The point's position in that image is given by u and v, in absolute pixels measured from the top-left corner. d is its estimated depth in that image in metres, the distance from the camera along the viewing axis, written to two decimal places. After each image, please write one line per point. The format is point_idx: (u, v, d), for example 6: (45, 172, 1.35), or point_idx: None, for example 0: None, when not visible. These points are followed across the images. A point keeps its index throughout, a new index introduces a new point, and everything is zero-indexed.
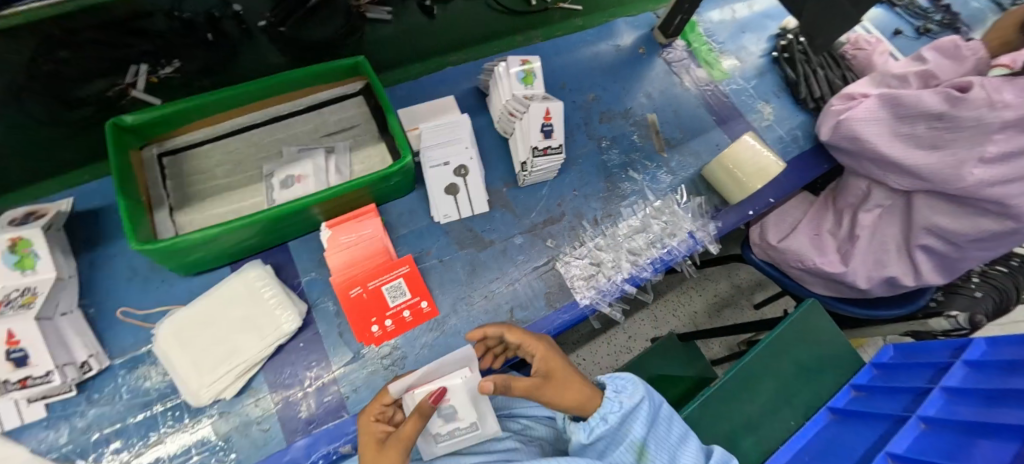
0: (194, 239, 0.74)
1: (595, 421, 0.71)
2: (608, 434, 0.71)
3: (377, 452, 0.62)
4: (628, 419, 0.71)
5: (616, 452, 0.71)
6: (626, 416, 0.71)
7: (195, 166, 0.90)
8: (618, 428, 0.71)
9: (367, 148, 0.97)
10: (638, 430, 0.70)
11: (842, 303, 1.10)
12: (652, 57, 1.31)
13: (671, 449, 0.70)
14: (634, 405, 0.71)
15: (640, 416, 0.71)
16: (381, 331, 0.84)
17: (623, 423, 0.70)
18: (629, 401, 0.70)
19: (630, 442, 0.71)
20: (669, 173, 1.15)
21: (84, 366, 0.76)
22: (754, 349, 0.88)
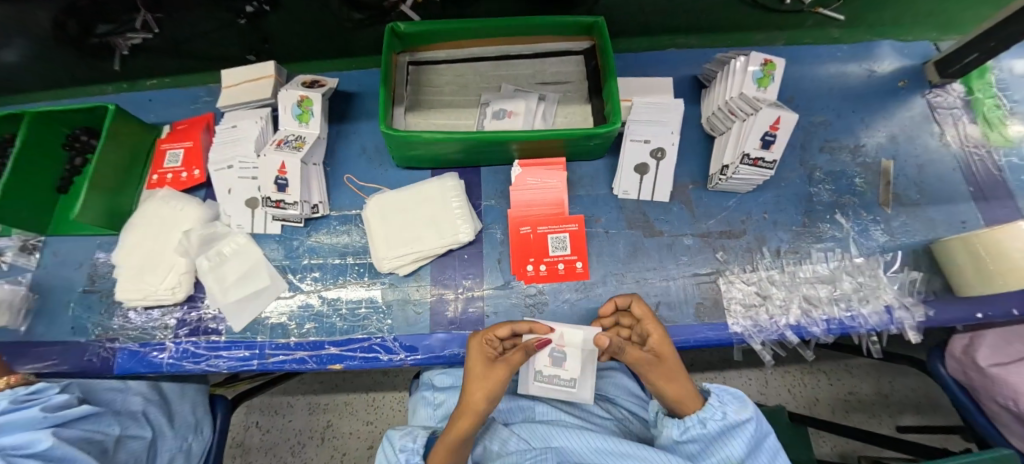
0: (420, 137, 0.87)
1: (691, 424, 0.66)
2: (701, 442, 0.66)
3: (485, 371, 0.71)
4: (727, 435, 0.65)
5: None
6: (726, 430, 0.65)
7: (431, 79, 1.04)
8: (712, 440, 0.66)
9: (574, 105, 1.00)
10: (738, 450, 0.64)
11: None
12: (913, 94, 1.10)
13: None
14: (738, 422, 0.65)
15: (738, 436, 0.64)
16: (534, 273, 0.89)
17: (718, 430, 0.65)
18: (731, 406, 0.65)
19: (725, 460, 0.65)
20: (886, 232, 0.98)
21: (315, 208, 0.95)
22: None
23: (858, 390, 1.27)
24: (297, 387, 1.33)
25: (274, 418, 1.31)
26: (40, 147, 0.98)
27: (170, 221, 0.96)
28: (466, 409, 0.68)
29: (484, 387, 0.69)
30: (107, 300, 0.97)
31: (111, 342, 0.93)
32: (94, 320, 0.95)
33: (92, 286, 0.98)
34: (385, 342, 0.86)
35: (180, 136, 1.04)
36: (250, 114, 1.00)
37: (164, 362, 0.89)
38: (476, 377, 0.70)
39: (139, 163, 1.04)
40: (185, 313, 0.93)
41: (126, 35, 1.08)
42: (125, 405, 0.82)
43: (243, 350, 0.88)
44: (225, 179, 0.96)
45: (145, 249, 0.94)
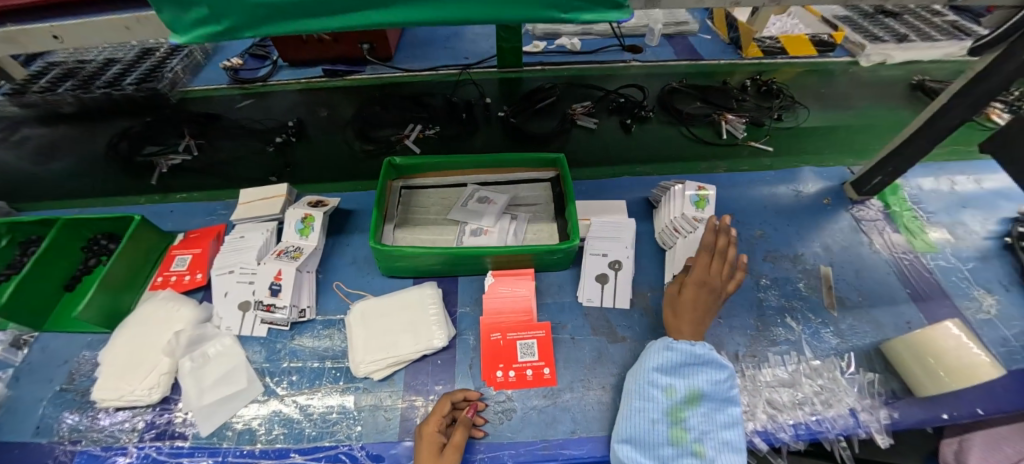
0: (404, 252, 0.99)
1: (683, 344, 0.82)
2: (678, 362, 0.81)
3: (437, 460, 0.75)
4: (702, 368, 0.81)
5: (672, 380, 0.81)
6: (700, 363, 0.81)
7: (419, 201, 1.20)
8: (688, 364, 0.81)
9: (542, 223, 1.15)
10: (701, 382, 0.80)
11: None
12: (838, 210, 1.26)
13: (713, 422, 0.77)
14: (715, 367, 0.81)
15: (706, 370, 0.80)
16: (503, 379, 0.93)
17: (697, 365, 0.80)
18: (719, 362, 0.81)
19: (689, 382, 0.80)
20: (837, 334, 1.04)
21: (302, 311, 1.03)
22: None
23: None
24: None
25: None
26: (62, 251, 1.12)
27: (165, 320, 1.03)
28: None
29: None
30: (81, 399, 0.97)
31: (73, 445, 0.90)
32: (59, 421, 0.94)
33: (70, 385, 0.99)
34: (352, 451, 0.86)
35: (192, 243, 1.17)
36: (258, 227, 1.15)
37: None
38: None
39: (148, 265, 1.15)
40: (155, 415, 0.93)
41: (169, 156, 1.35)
42: None
43: (206, 459, 0.87)
44: (223, 283, 1.06)
45: (133, 349, 0.99)
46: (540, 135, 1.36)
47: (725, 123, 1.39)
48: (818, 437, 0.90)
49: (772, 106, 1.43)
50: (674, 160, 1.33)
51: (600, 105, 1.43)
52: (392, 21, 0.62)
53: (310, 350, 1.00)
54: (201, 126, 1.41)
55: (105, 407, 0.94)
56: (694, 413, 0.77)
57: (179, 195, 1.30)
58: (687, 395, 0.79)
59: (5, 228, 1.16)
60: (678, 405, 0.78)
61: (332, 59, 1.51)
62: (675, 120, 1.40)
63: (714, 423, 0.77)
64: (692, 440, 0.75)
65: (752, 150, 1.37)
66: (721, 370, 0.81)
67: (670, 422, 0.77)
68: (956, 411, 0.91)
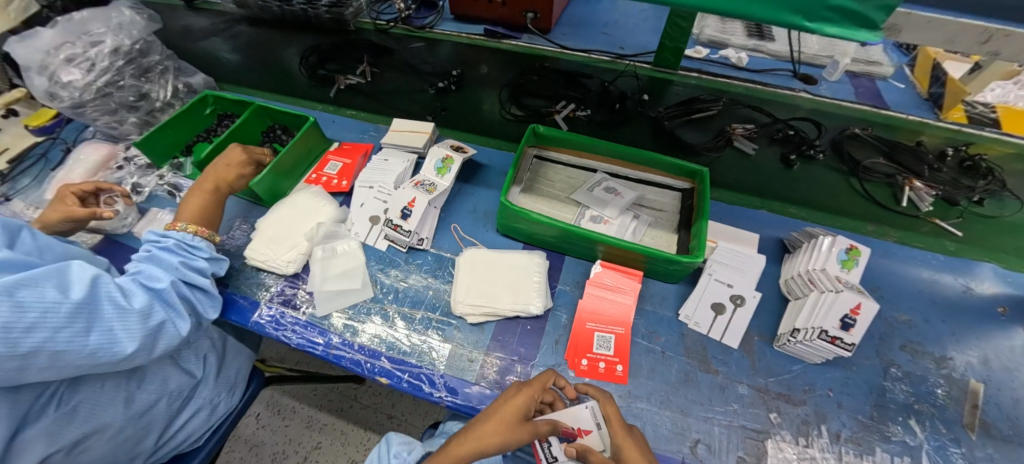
0: (527, 214, 1.02)
1: None
2: None
3: (515, 421, 0.74)
4: None
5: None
6: None
7: (548, 174, 1.23)
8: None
9: (662, 231, 1.11)
10: None
11: None
12: (1013, 324, 1.06)
13: None
14: None
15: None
16: (587, 368, 0.93)
17: None
18: None
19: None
20: (969, 459, 0.89)
21: (421, 241, 1.12)
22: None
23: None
24: (308, 395, 1.47)
25: (274, 417, 1.43)
26: (248, 130, 1.32)
27: (311, 212, 1.18)
28: (496, 419, 0.75)
29: (501, 430, 0.73)
30: (235, 252, 1.15)
31: (222, 286, 1.08)
32: None
33: (228, 239, 1.18)
34: (432, 376, 0.94)
35: (345, 154, 1.32)
36: (401, 155, 1.27)
37: (252, 321, 1.02)
38: (501, 413, 0.75)
39: (307, 161, 1.33)
40: (284, 286, 1.08)
41: (347, 76, 1.55)
42: (199, 339, 0.99)
43: (316, 335, 1.00)
44: (363, 196, 1.19)
45: (281, 227, 1.15)
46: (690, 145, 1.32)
47: (908, 190, 1.21)
48: None
49: (976, 187, 1.15)
50: (828, 212, 1.31)
51: (763, 131, 1.26)
52: None
53: (418, 275, 1.10)
54: (377, 56, 1.48)
55: (251, 266, 1.11)
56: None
57: (347, 111, 1.64)
58: None
59: (211, 100, 1.40)
60: None
61: (494, 21, 1.49)
62: (848, 168, 1.24)
63: None
64: None
65: (934, 229, 1.23)
66: None
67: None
68: None
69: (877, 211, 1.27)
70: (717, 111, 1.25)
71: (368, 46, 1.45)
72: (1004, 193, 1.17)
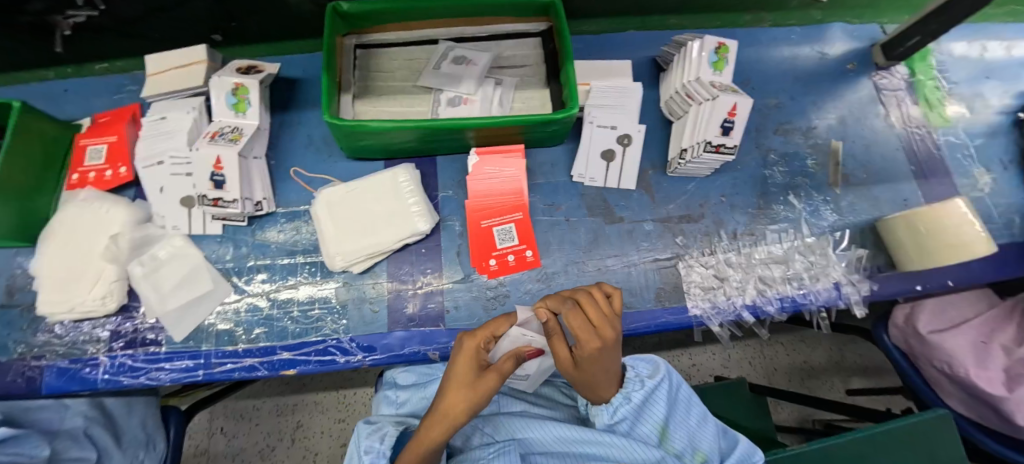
0: (371, 126, 0.82)
1: (635, 381, 0.70)
2: (635, 409, 0.69)
3: (472, 380, 0.62)
4: (651, 399, 0.70)
5: (639, 424, 0.69)
6: (651, 396, 0.70)
7: (381, 63, 0.99)
8: (640, 400, 0.69)
9: (532, 89, 0.97)
10: (660, 414, 0.69)
11: (984, 430, 0.87)
12: (860, 77, 1.13)
13: (683, 419, 0.71)
14: (651, 378, 0.71)
15: (664, 398, 0.70)
16: (497, 267, 0.87)
17: (650, 396, 0.70)
18: (655, 366, 0.73)
19: (653, 421, 0.69)
20: (835, 211, 1.01)
21: (258, 205, 0.89)
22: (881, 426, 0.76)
23: (812, 359, 1.40)
24: (263, 389, 1.33)
25: (240, 423, 1.30)
26: None
27: (97, 224, 0.87)
28: (440, 416, 0.61)
29: (466, 394, 0.61)
30: (28, 315, 0.87)
31: (35, 360, 0.83)
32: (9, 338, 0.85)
33: (9, 300, 0.88)
34: (342, 344, 0.83)
35: (103, 131, 0.95)
36: (181, 104, 0.93)
37: (99, 381, 0.81)
38: (459, 382, 0.62)
39: (55, 166, 0.94)
40: (118, 324, 0.85)
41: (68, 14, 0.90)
42: (63, 425, 0.75)
43: (186, 360, 0.82)
44: (155, 177, 0.88)
45: (67, 256, 0.85)
46: None
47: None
48: (802, 308, 0.92)
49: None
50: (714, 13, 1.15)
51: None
52: None
53: (274, 245, 0.89)
54: None
55: (59, 320, 0.85)
56: (676, 438, 0.69)
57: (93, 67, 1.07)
58: (657, 434, 0.69)
59: None
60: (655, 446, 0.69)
61: None
62: None
63: (689, 424, 0.71)
64: (673, 452, 0.69)
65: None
66: (649, 373, 0.72)
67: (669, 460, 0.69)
68: (928, 285, 0.95)
69: None
70: None
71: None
72: None
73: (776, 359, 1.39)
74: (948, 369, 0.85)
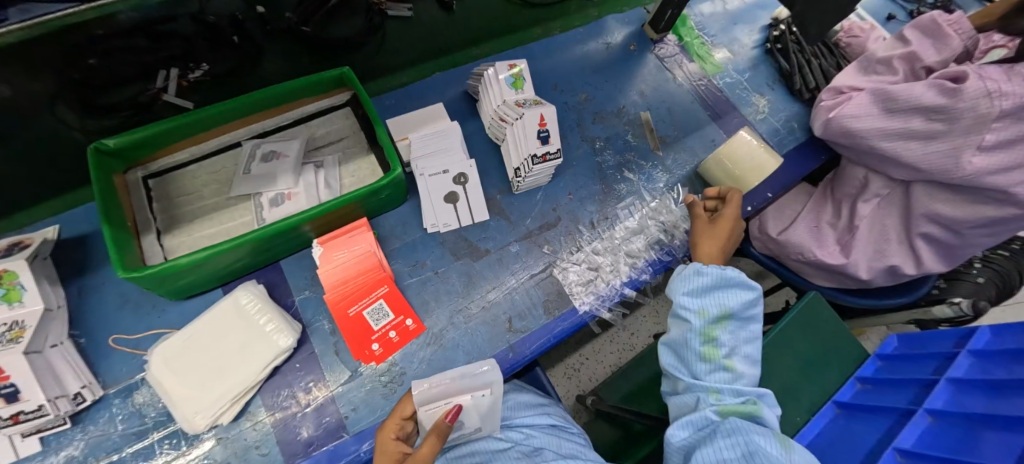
0: (184, 263, 0.73)
1: (713, 268, 0.74)
2: (708, 285, 0.73)
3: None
4: (732, 290, 0.73)
5: (703, 302, 0.73)
6: (730, 286, 0.73)
7: (181, 187, 0.89)
8: (717, 285, 0.73)
9: (357, 160, 0.96)
10: (733, 303, 0.72)
11: (846, 293, 1.06)
12: (643, 53, 1.29)
13: (738, 338, 0.71)
14: (746, 287, 0.73)
15: (745, 288, 0.72)
16: (381, 349, 0.82)
17: (727, 287, 0.73)
18: (752, 284, 0.73)
19: (722, 303, 0.72)
20: (665, 171, 1.14)
21: (77, 398, 0.74)
22: (778, 325, 0.89)
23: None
24: None
25: None
26: None
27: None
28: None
29: None
30: None
31: None
32: None
33: None
34: None
35: None
36: None
37: None
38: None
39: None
40: None
41: None
42: None
43: None
44: None
45: None
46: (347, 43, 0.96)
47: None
48: (670, 264, 1.02)
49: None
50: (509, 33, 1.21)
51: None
52: None
53: (115, 434, 0.75)
54: None
55: None
56: (724, 332, 0.71)
57: None
58: (718, 316, 0.71)
59: None
60: (709, 326, 0.71)
61: None
62: None
63: (741, 341, 0.72)
64: (723, 356, 0.69)
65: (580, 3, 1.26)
66: (749, 290, 0.73)
67: (702, 339, 0.71)
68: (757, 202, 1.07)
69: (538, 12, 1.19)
70: None
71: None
72: None
73: None
74: (802, 256, 1.03)
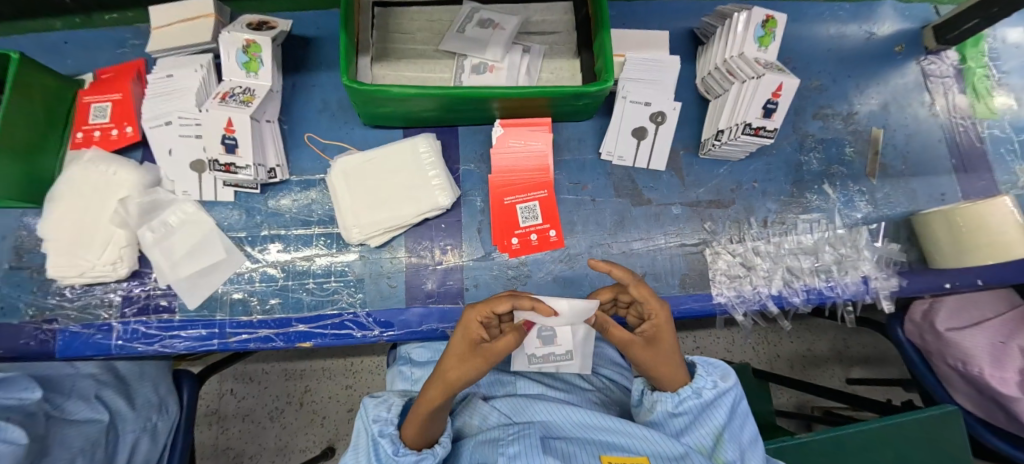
0: (391, 92, 0.76)
1: (701, 382, 0.68)
2: (694, 415, 0.67)
3: (466, 356, 0.63)
4: (718, 406, 0.67)
5: (695, 434, 0.68)
6: (717, 399, 0.68)
7: (400, 23, 0.92)
8: (706, 407, 0.67)
9: (561, 59, 0.91)
10: (721, 420, 0.67)
11: (986, 429, 0.85)
12: (907, 60, 1.06)
13: (740, 445, 0.66)
14: (724, 391, 0.68)
15: (729, 403, 0.67)
16: (519, 246, 0.84)
17: (717, 403, 0.67)
18: (723, 376, 0.70)
19: (709, 426, 0.67)
20: (870, 203, 0.97)
21: (271, 172, 0.85)
22: (879, 420, 0.78)
23: (815, 348, 1.39)
24: (272, 354, 1.33)
25: (249, 385, 1.30)
26: None
27: (101, 186, 0.84)
28: (439, 380, 0.64)
29: (460, 374, 0.63)
30: (40, 278, 0.85)
31: (49, 324, 0.82)
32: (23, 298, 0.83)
33: (20, 262, 0.86)
34: (358, 318, 0.81)
35: (106, 87, 0.89)
36: (189, 60, 0.87)
37: (113, 346, 0.81)
38: (455, 359, 0.64)
39: (58, 124, 0.89)
40: (131, 288, 0.84)
41: None
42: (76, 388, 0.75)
43: (201, 330, 0.81)
44: (162, 137, 0.84)
45: (77, 218, 0.82)
46: None
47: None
48: (827, 301, 0.90)
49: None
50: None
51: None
52: None
53: (289, 213, 0.86)
54: None
55: (71, 283, 0.84)
56: (730, 450, 0.65)
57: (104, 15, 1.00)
58: (712, 438, 0.66)
59: None
60: (702, 450, 0.67)
61: None
62: None
63: (745, 447, 0.67)
64: None
65: None
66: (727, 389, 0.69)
67: None
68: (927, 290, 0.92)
69: None
70: None
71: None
72: None
73: (780, 345, 1.39)
74: (963, 367, 0.81)
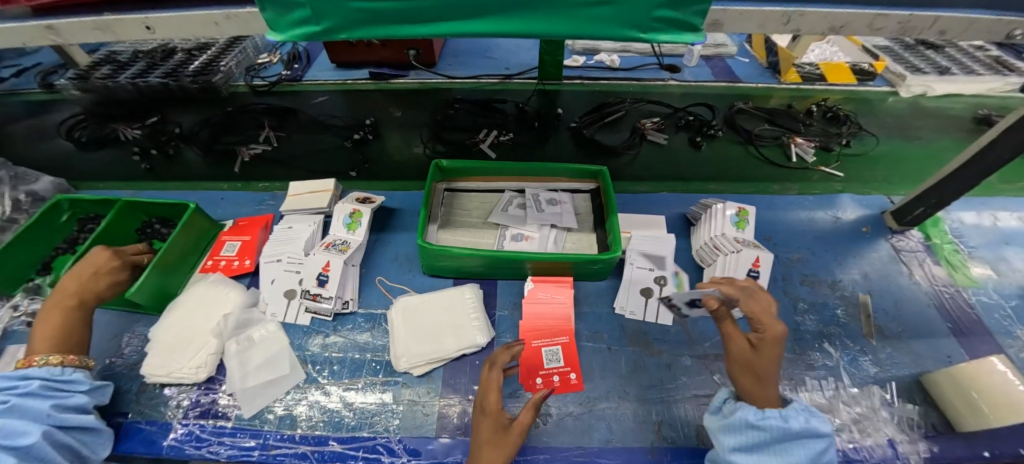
0: (451, 252, 1.01)
1: (777, 416, 0.68)
2: (767, 439, 0.68)
3: (500, 437, 0.76)
4: (797, 442, 0.66)
5: (761, 457, 0.68)
6: (796, 437, 0.67)
7: (460, 203, 1.23)
8: (780, 440, 0.67)
9: (581, 233, 1.16)
10: (800, 459, 0.65)
11: None
12: (877, 239, 1.26)
13: None
14: (815, 437, 0.66)
15: (813, 447, 0.65)
16: (543, 386, 0.94)
17: (795, 440, 0.66)
18: (819, 432, 0.66)
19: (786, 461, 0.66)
20: (875, 363, 1.03)
21: (345, 303, 1.06)
22: None
23: None
24: None
25: None
26: (119, 231, 1.14)
27: (213, 303, 1.04)
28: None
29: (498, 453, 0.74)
30: (131, 374, 0.98)
31: (121, 417, 0.91)
32: (108, 394, 0.95)
33: (119, 358, 1.01)
34: (390, 443, 0.88)
35: (241, 231, 1.20)
36: (305, 218, 1.19)
37: (166, 444, 0.88)
38: (490, 442, 0.75)
39: (197, 251, 1.17)
40: (200, 394, 0.94)
41: (250, 145, 1.35)
42: None
43: (248, 440, 0.88)
44: (272, 271, 1.09)
45: (184, 327, 1.00)
46: (610, 149, 1.34)
47: (794, 146, 1.37)
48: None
49: (842, 132, 1.36)
50: (746, 181, 1.38)
51: (668, 121, 1.34)
52: (443, 31, 0.66)
53: (349, 341, 1.03)
54: (278, 119, 1.31)
55: (154, 382, 0.95)
56: None
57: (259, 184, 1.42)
58: None
59: (68, 205, 1.15)
60: None
61: (377, 63, 1.33)
62: (743, 138, 1.37)
63: None
64: None
65: (824, 175, 1.38)
66: (819, 438, 0.67)
67: None
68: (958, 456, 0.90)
69: (778, 172, 1.38)
70: (624, 111, 1.30)
71: (265, 110, 1.29)
72: (860, 133, 1.39)
73: None
74: None
